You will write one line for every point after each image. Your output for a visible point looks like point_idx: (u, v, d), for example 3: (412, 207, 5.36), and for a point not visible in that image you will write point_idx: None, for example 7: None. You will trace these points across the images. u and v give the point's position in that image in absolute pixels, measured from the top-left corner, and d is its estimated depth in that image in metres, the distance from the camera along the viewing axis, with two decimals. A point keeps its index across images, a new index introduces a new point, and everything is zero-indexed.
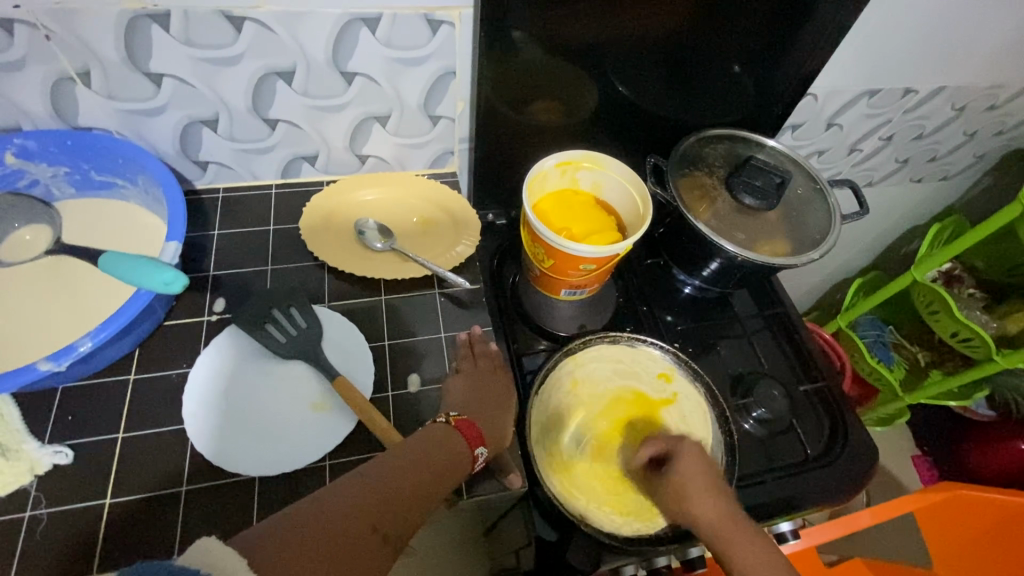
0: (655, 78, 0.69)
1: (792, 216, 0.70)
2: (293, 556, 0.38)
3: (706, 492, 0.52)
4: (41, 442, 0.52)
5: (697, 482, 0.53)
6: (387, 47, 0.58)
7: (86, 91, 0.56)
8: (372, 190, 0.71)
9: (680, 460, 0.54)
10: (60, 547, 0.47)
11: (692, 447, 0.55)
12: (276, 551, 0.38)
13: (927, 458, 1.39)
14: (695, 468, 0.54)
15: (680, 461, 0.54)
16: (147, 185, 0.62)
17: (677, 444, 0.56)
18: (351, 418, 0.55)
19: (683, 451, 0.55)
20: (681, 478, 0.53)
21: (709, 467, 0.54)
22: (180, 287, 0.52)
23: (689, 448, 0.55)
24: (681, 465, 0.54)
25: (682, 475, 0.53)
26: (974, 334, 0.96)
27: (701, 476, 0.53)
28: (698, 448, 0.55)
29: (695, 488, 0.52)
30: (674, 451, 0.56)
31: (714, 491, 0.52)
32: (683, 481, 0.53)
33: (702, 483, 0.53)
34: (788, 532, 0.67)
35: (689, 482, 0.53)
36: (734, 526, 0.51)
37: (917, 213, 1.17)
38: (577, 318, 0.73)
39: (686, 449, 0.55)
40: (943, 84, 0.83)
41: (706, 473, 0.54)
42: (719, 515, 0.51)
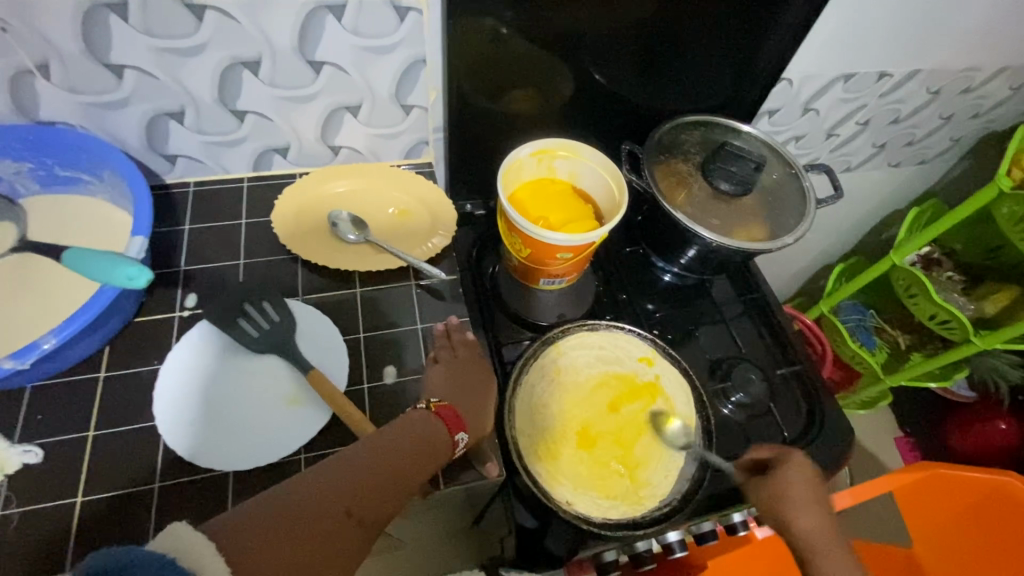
0: (630, 64, 0.69)
1: (768, 201, 0.70)
2: (270, 555, 0.39)
3: (814, 501, 0.56)
4: (10, 441, 0.51)
5: (804, 492, 0.56)
6: (355, 35, 0.57)
7: (46, 84, 0.55)
8: (344, 181, 0.70)
9: (788, 469, 0.57)
10: (30, 547, 0.47)
11: (801, 459, 0.58)
12: (253, 548, 0.38)
13: (910, 439, 1.40)
14: (802, 477, 0.57)
15: (790, 468, 0.57)
16: (113, 180, 0.61)
17: (788, 453, 0.59)
18: (325, 411, 0.55)
19: (794, 460, 0.58)
20: (787, 485, 0.56)
21: (813, 483, 0.57)
22: (145, 281, 0.51)
23: (797, 464, 0.58)
24: (788, 476, 0.57)
25: (792, 482, 0.56)
26: (952, 317, 0.97)
27: (807, 487, 0.56)
28: (809, 466, 0.58)
29: (799, 496, 0.56)
30: (780, 462, 0.58)
31: (819, 501, 0.56)
32: (786, 489, 0.56)
33: (809, 494, 0.56)
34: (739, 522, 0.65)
35: (798, 487, 0.56)
36: (828, 532, 0.56)
37: (896, 197, 1.17)
38: (556, 306, 0.73)
39: (796, 458, 0.58)
40: (918, 67, 0.83)
41: (811, 487, 0.56)
42: (813, 524, 0.55)
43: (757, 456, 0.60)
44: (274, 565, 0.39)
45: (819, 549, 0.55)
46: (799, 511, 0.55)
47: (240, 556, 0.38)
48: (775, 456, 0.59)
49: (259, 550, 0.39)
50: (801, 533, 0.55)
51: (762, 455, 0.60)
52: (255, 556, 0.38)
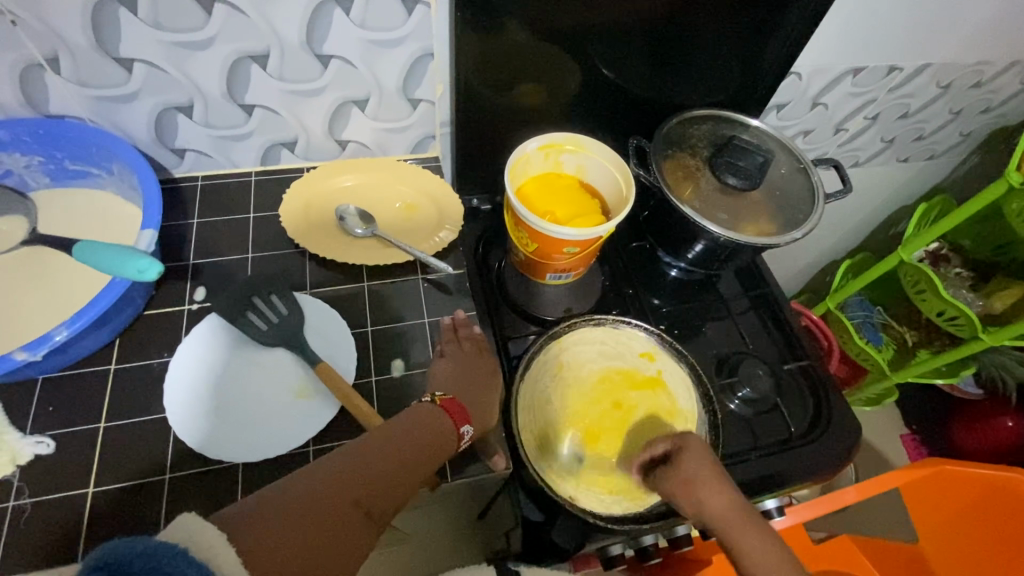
0: (638, 58, 0.68)
1: (776, 195, 0.70)
2: (283, 552, 0.39)
3: (714, 483, 0.53)
4: (23, 432, 0.52)
5: (704, 477, 0.54)
6: (362, 29, 0.57)
7: (56, 77, 0.55)
8: (351, 175, 0.70)
9: (685, 456, 0.55)
10: (43, 537, 0.47)
11: (693, 441, 0.56)
12: (266, 545, 0.38)
13: (916, 436, 1.39)
14: (703, 461, 0.54)
15: (689, 454, 0.55)
16: (122, 174, 0.61)
17: (683, 439, 0.56)
18: (334, 404, 0.55)
19: (690, 445, 0.56)
20: (688, 473, 0.54)
21: (714, 462, 0.55)
22: (156, 274, 0.52)
23: (695, 447, 0.55)
24: (688, 463, 0.54)
25: (691, 470, 0.54)
26: (960, 313, 0.96)
27: (705, 470, 0.54)
28: (705, 446, 0.56)
29: (699, 482, 0.53)
30: (682, 446, 0.56)
31: (722, 484, 0.54)
32: (689, 476, 0.54)
33: (708, 483, 0.53)
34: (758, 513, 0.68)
35: (694, 476, 0.54)
36: (742, 511, 0.53)
37: (904, 193, 1.17)
38: (563, 302, 0.73)
39: (691, 441, 0.56)
40: (929, 61, 0.83)
41: (711, 468, 0.54)
42: (719, 506, 0.53)
43: (659, 446, 0.58)
44: (288, 556, 0.39)
45: (733, 531, 0.52)
46: (700, 498, 0.53)
47: (256, 554, 0.37)
48: (672, 446, 0.57)
49: (273, 547, 0.38)
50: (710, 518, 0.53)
51: (664, 444, 0.57)
52: (269, 554, 0.38)
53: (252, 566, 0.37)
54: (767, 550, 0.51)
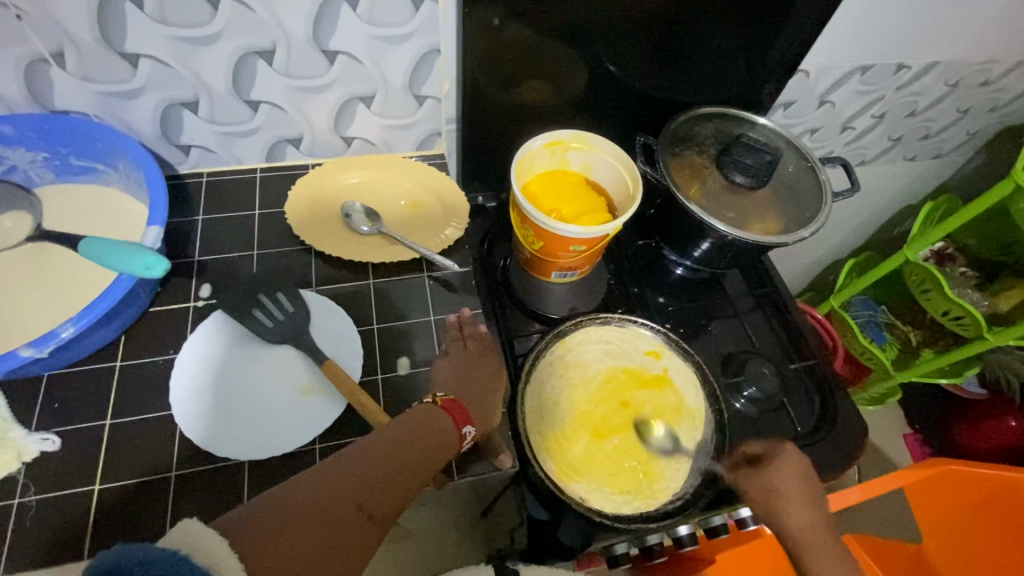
0: (645, 56, 0.68)
1: (784, 193, 0.70)
2: (284, 555, 0.39)
3: (801, 499, 0.58)
4: (28, 429, 0.51)
5: (798, 487, 0.59)
6: (369, 25, 0.57)
7: (61, 73, 0.55)
8: (357, 172, 0.70)
9: (781, 465, 0.60)
10: (48, 534, 0.47)
11: (793, 453, 0.61)
12: (267, 547, 0.38)
13: (919, 436, 1.39)
14: (795, 471, 0.60)
15: (784, 460, 0.61)
16: (127, 170, 0.61)
17: (777, 447, 0.62)
18: (340, 401, 0.55)
19: (789, 454, 0.61)
20: (778, 481, 0.59)
21: (807, 480, 0.60)
22: (162, 271, 0.52)
23: (791, 455, 0.61)
24: (781, 471, 0.60)
25: (783, 477, 0.59)
26: (966, 313, 0.96)
27: (797, 482, 0.59)
28: (801, 457, 0.61)
29: (789, 494, 0.58)
30: (773, 454, 0.61)
31: (812, 496, 0.59)
32: (777, 484, 0.59)
33: (801, 491, 0.58)
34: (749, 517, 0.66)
35: (789, 482, 0.59)
36: (820, 530, 0.58)
37: (910, 192, 1.16)
38: (568, 300, 0.72)
39: (789, 448, 0.62)
40: (937, 59, 0.82)
41: (802, 484, 0.59)
42: (806, 519, 0.57)
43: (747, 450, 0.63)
44: (289, 562, 0.39)
45: (804, 544, 0.57)
46: (787, 506, 0.57)
47: (256, 556, 0.37)
48: (765, 449, 0.63)
49: (273, 550, 0.38)
50: (789, 527, 0.57)
51: (756, 450, 0.63)
52: (269, 556, 0.38)
53: (253, 570, 0.37)
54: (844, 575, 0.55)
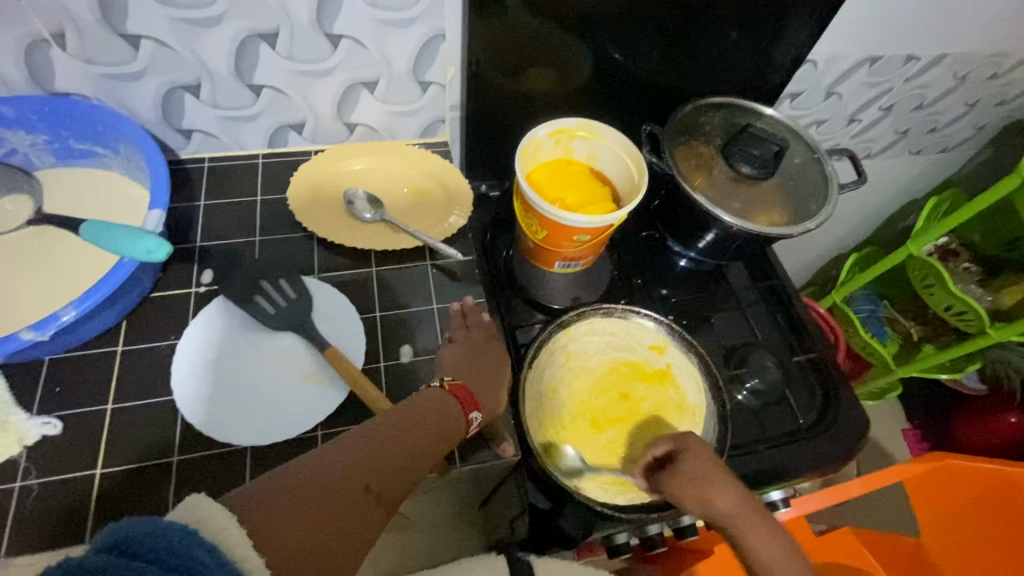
0: (652, 44, 0.67)
1: (790, 185, 0.69)
2: (296, 537, 0.38)
3: (723, 481, 0.53)
4: (29, 413, 0.51)
5: (710, 475, 0.53)
6: (374, 8, 0.56)
7: (61, 53, 0.54)
8: (361, 159, 0.70)
9: (689, 456, 0.54)
10: (50, 517, 0.47)
11: (697, 442, 0.55)
12: (280, 527, 0.38)
13: (918, 431, 1.40)
14: (704, 458, 0.54)
15: (690, 453, 0.54)
16: (129, 154, 0.60)
17: (683, 438, 0.56)
18: (343, 388, 0.55)
19: (691, 445, 0.55)
20: (694, 472, 0.53)
21: (715, 458, 0.54)
22: (163, 255, 0.51)
23: (697, 446, 0.55)
24: (689, 463, 0.53)
25: (693, 469, 0.53)
26: (968, 307, 0.95)
27: (710, 467, 0.53)
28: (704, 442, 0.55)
29: (707, 480, 0.52)
30: (682, 448, 0.55)
31: (728, 480, 0.53)
32: (694, 475, 0.52)
33: (719, 475, 0.53)
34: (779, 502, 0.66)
35: (703, 473, 0.53)
36: (750, 506, 0.52)
37: (915, 186, 1.16)
38: (571, 290, 0.72)
39: (692, 441, 0.55)
40: (946, 51, 0.81)
41: (713, 464, 0.53)
42: (729, 500, 0.52)
43: (656, 452, 0.56)
44: (299, 541, 0.38)
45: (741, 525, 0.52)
46: (709, 495, 0.52)
47: (267, 535, 0.37)
48: (673, 447, 0.56)
49: (285, 532, 0.38)
50: (721, 514, 0.52)
51: (665, 449, 0.56)
52: (281, 539, 0.38)
53: (263, 548, 0.36)
54: (779, 551, 0.51)
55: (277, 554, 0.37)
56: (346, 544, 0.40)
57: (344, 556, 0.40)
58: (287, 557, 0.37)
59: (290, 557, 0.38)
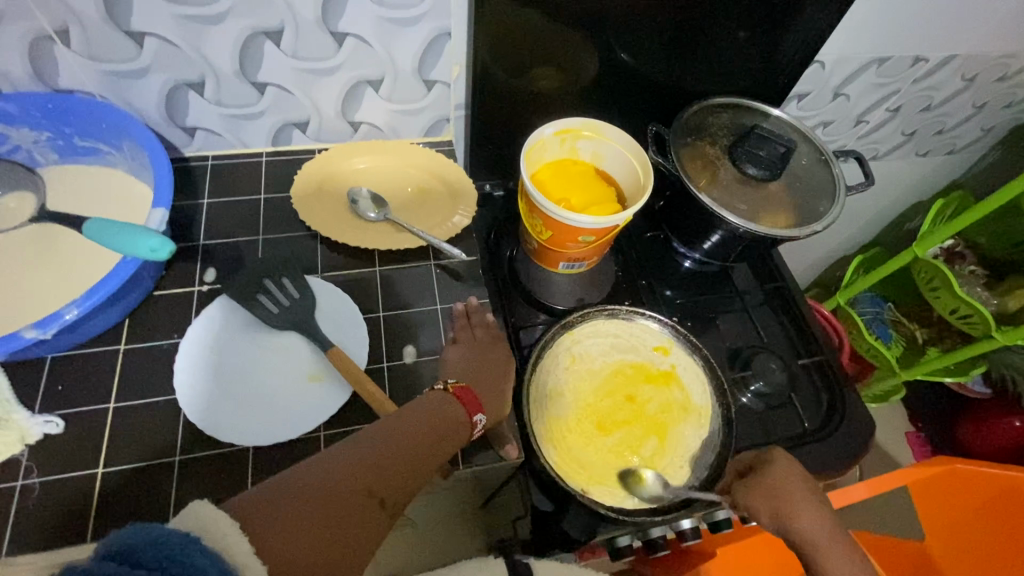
0: (658, 43, 0.67)
1: (797, 187, 0.69)
2: (297, 542, 0.38)
3: (809, 501, 0.51)
4: (31, 412, 0.51)
5: (801, 490, 0.51)
6: (379, 6, 0.56)
7: (66, 51, 0.54)
8: (365, 158, 0.69)
9: (776, 468, 0.53)
10: (52, 516, 0.47)
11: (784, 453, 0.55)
12: (280, 530, 0.38)
13: (921, 434, 1.39)
14: (792, 472, 0.52)
15: (779, 464, 0.53)
16: (132, 152, 0.60)
17: (770, 449, 0.55)
18: (346, 388, 0.55)
19: (778, 457, 0.54)
20: (781, 485, 0.51)
21: (803, 475, 0.53)
22: (167, 253, 0.51)
23: (784, 458, 0.54)
24: (777, 475, 0.52)
25: (784, 481, 0.52)
26: (974, 311, 0.95)
27: (799, 484, 0.52)
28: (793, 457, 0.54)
29: (796, 497, 0.51)
30: (766, 458, 0.54)
31: (818, 499, 0.51)
32: (779, 488, 0.51)
33: (807, 493, 0.51)
34: None
35: (793, 486, 0.51)
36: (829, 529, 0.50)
37: (921, 188, 1.15)
38: (575, 291, 0.71)
39: (779, 452, 0.54)
40: (955, 52, 0.80)
41: (800, 481, 0.52)
42: (814, 522, 0.50)
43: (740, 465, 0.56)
44: (300, 545, 0.38)
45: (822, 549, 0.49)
46: (791, 512, 0.50)
47: (267, 538, 0.37)
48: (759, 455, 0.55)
49: (287, 538, 0.38)
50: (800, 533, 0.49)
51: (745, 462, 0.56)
52: (282, 543, 0.37)
53: (262, 552, 0.36)
54: None
55: (277, 558, 0.37)
56: (347, 549, 0.40)
57: (345, 561, 0.40)
58: (288, 562, 0.37)
59: (291, 561, 0.37)
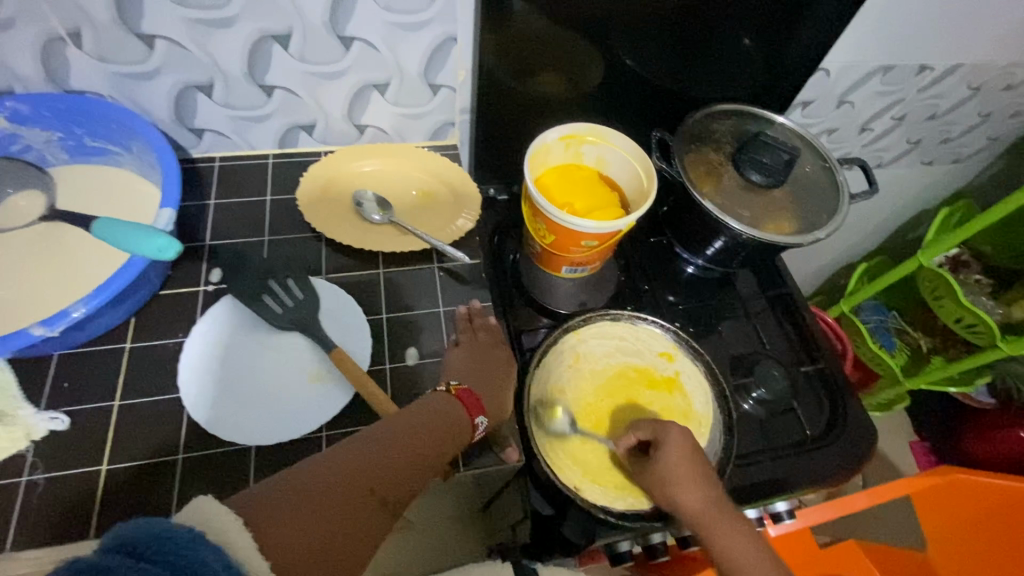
0: (663, 50, 0.67)
1: (800, 194, 0.69)
2: (302, 541, 0.38)
3: (692, 482, 0.52)
4: (37, 408, 0.52)
5: (684, 474, 0.53)
6: (387, 11, 0.56)
7: (77, 52, 0.54)
8: (371, 161, 0.70)
9: (665, 455, 0.53)
10: (56, 512, 0.47)
11: (677, 433, 0.54)
12: (283, 530, 0.38)
13: (925, 443, 1.39)
14: (679, 455, 0.53)
15: (668, 449, 0.54)
16: (141, 152, 0.60)
17: (662, 429, 0.55)
18: (348, 390, 0.55)
19: (670, 439, 0.54)
20: (666, 470, 0.53)
21: (694, 455, 0.54)
22: (174, 254, 0.51)
23: (675, 438, 0.54)
24: (664, 462, 0.53)
25: (668, 467, 0.53)
26: (978, 320, 0.94)
27: (683, 467, 0.53)
28: (685, 435, 0.54)
29: (680, 480, 0.53)
30: (660, 439, 0.55)
31: (699, 479, 0.53)
32: (664, 472, 0.53)
33: (689, 474, 0.53)
34: (783, 512, 0.66)
35: (674, 472, 0.53)
36: (717, 507, 0.52)
37: (926, 197, 1.15)
38: (577, 295, 0.71)
39: (673, 434, 0.54)
40: (960, 61, 0.81)
41: (691, 462, 0.53)
42: (697, 501, 0.52)
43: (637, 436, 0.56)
44: (302, 546, 0.38)
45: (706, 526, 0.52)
46: (675, 494, 0.52)
47: (271, 539, 0.37)
48: (653, 437, 0.55)
49: (290, 537, 0.38)
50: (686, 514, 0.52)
51: (643, 435, 0.56)
52: (286, 542, 0.37)
53: (267, 552, 0.36)
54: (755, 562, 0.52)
55: (283, 559, 0.37)
56: (349, 550, 0.40)
57: (347, 561, 0.40)
58: (292, 562, 0.37)
59: (295, 562, 0.37)
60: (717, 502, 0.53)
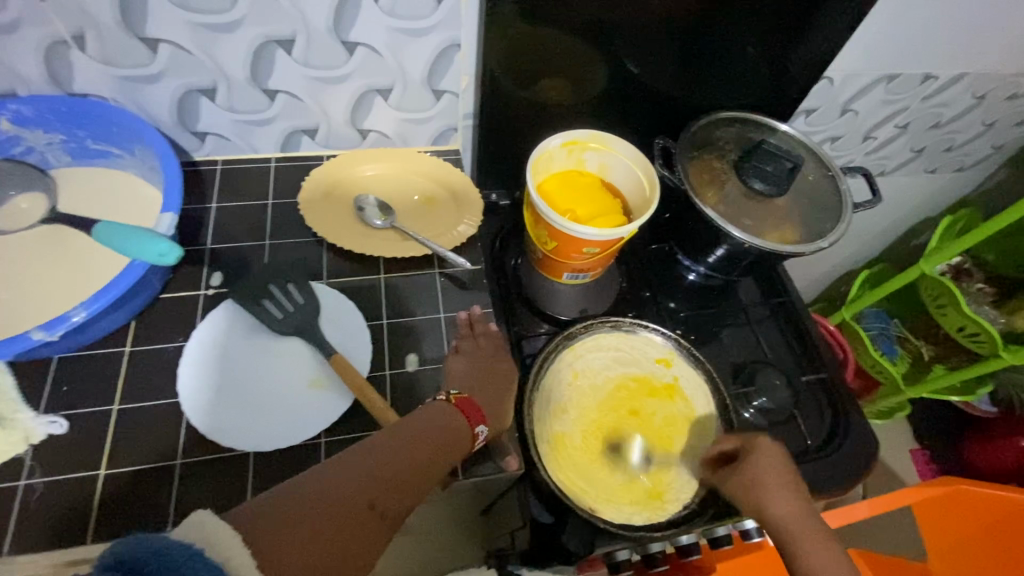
0: (667, 57, 0.67)
1: (803, 203, 0.68)
2: (296, 553, 0.38)
3: (781, 487, 0.53)
4: (36, 412, 0.52)
5: (773, 480, 0.53)
6: (391, 17, 0.56)
7: (81, 56, 0.55)
8: (374, 165, 0.70)
9: (757, 456, 0.55)
10: (53, 517, 0.47)
11: (768, 442, 0.56)
12: (280, 544, 0.38)
13: (926, 451, 1.37)
14: (771, 462, 0.54)
15: (759, 455, 0.55)
16: (144, 155, 0.60)
17: (752, 438, 0.56)
18: (348, 396, 0.55)
19: (762, 447, 0.55)
20: (759, 473, 0.54)
21: (784, 465, 0.55)
22: (174, 258, 0.52)
23: (766, 446, 0.56)
24: (756, 463, 0.54)
25: (761, 469, 0.54)
26: (981, 330, 0.94)
27: (776, 471, 0.54)
28: (778, 446, 0.56)
29: (770, 484, 0.53)
30: (748, 447, 0.56)
31: (789, 485, 0.53)
32: (756, 475, 0.53)
33: (781, 478, 0.53)
34: None
35: (766, 477, 0.53)
36: (805, 514, 0.52)
37: (929, 204, 1.14)
38: (579, 301, 0.71)
39: (765, 441, 0.56)
40: (965, 70, 0.80)
41: (780, 470, 0.54)
42: (786, 507, 0.52)
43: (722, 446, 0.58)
44: (300, 561, 0.38)
45: (796, 535, 0.51)
46: (764, 499, 0.52)
47: (268, 553, 0.37)
48: (740, 445, 0.57)
49: (287, 552, 0.38)
50: (775, 518, 0.52)
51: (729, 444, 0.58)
52: (283, 557, 0.37)
53: (264, 566, 0.36)
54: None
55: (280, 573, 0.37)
56: (350, 563, 0.40)
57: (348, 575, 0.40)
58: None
59: None
60: (808, 513, 0.52)
